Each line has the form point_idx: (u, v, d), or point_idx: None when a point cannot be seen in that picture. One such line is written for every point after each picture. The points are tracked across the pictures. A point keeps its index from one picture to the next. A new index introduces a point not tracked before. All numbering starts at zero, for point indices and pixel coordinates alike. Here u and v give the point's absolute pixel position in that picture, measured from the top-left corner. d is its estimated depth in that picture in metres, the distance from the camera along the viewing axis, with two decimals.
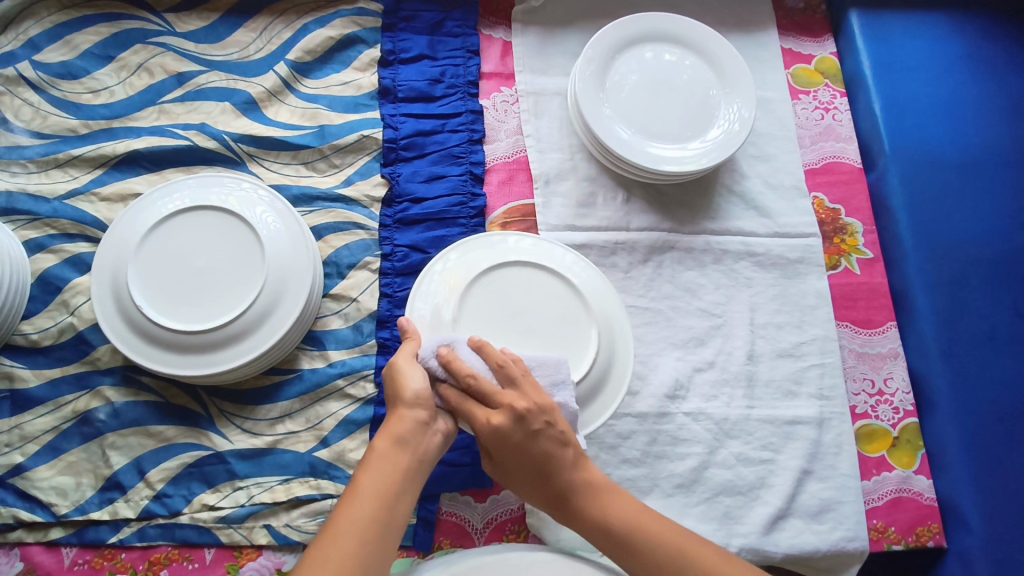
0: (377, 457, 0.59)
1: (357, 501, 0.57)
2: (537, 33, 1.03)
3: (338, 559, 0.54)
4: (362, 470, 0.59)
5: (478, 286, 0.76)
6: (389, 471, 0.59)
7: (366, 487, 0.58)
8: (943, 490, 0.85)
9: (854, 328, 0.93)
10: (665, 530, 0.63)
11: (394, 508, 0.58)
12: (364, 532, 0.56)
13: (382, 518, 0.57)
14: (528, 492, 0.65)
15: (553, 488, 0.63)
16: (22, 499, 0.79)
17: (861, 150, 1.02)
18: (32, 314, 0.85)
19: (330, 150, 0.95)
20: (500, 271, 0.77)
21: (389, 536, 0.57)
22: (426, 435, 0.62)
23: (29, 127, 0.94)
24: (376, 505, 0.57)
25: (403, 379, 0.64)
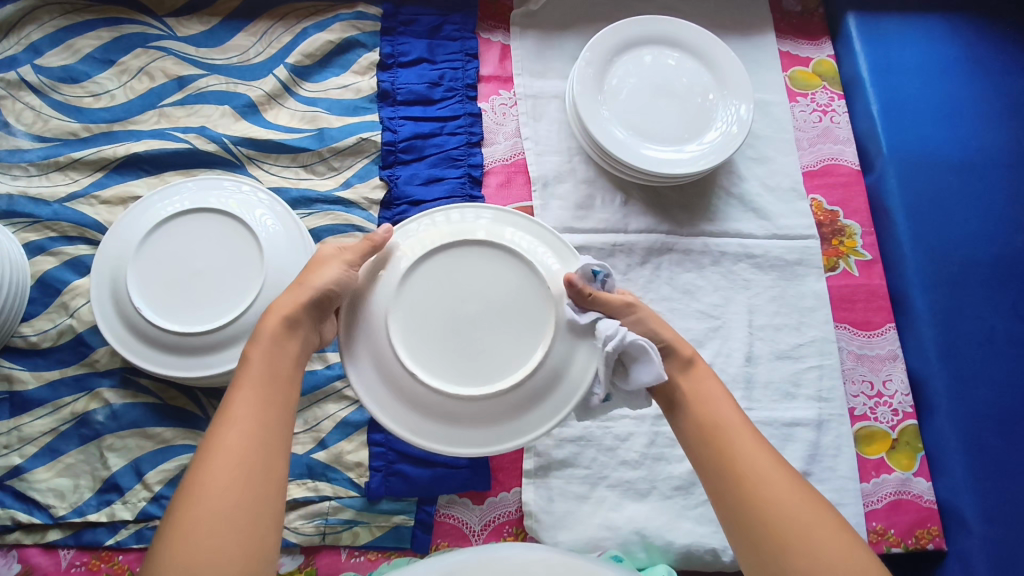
0: (263, 340, 0.61)
1: (248, 385, 0.57)
2: (535, 37, 1.04)
3: (238, 445, 0.53)
4: (247, 357, 0.60)
5: (430, 275, 0.67)
6: (277, 353, 0.61)
7: (250, 376, 0.58)
8: (943, 492, 0.84)
9: (852, 330, 0.93)
10: (764, 448, 0.58)
11: (286, 374, 0.61)
12: (259, 414, 0.56)
13: (274, 396, 0.58)
14: (672, 339, 0.66)
15: (706, 369, 0.66)
16: (21, 501, 0.79)
17: (858, 153, 1.03)
18: (31, 316, 0.86)
19: (330, 152, 0.95)
20: (443, 264, 0.67)
21: (284, 413, 0.58)
22: (312, 323, 0.65)
23: (30, 130, 0.94)
24: (263, 386, 0.58)
25: (314, 271, 0.65)
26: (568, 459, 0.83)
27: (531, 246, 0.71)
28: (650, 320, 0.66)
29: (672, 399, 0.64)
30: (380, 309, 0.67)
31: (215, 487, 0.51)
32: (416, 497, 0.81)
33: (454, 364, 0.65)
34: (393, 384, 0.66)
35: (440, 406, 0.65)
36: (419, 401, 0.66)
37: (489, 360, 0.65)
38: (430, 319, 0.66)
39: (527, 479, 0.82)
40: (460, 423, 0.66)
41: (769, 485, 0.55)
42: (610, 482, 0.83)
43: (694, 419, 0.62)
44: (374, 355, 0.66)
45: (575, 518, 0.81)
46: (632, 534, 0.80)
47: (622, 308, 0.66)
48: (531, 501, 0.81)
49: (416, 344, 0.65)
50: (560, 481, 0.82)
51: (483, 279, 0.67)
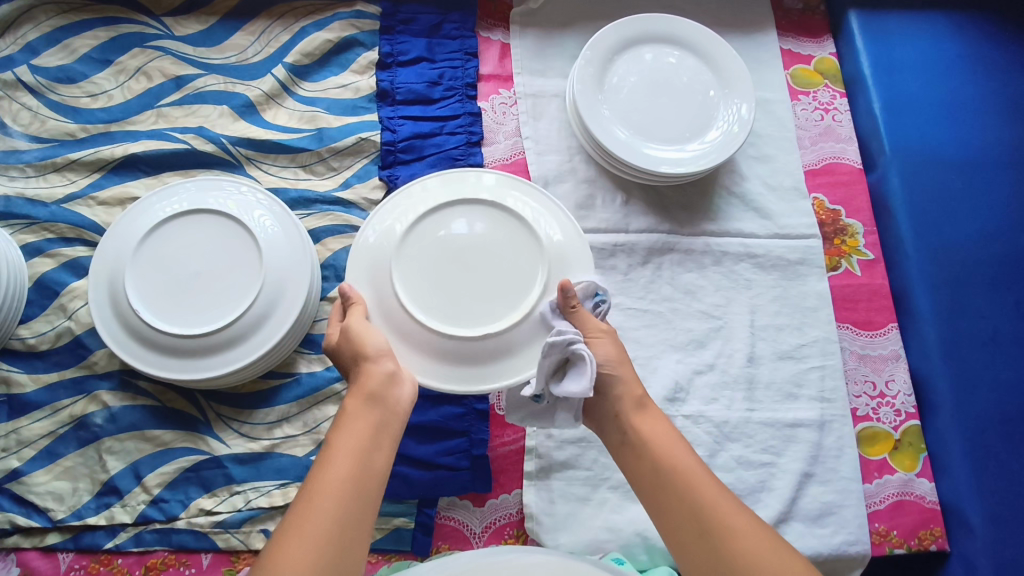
0: (353, 415, 0.59)
1: (336, 463, 0.56)
2: (535, 35, 1.03)
3: (320, 527, 0.52)
4: (337, 431, 0.58)
5: (437, 220, 0.73)
6: (363, 427, 0.59)
7: (338, 451, 0.56)
8: (946, 493, 0.84)
9: (854, 330, 0.93)
10: (725, 495, 0.57)
11: (375, 450, 0.58)
12: (342, 497, 0.54)
13: (362, 476, 0.56)
14: (624, 372, 0.65)
15: (658, 411, 0.65)
16: (20, 505, 0.79)
17: (861, 151, 1.02)
18: (29, 318, 0.85)
19: (329, 152, 0.95)
20: (452, 213, 0.73)
21: (369, 495, 0.56)
22: (395, 390, 0.63)
23: (27, 131, 0.94)
24: (350, 464, 0.56)
25: (365, 337, 0.65)
26: (569, 461, 0.83)
27: (531, 208, 0.75)
28: (613, 351, 0.65)
29: (628, 446, 0.63)
30: (385, 254, 0.72)
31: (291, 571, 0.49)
32: (416, 499, 0.80)
33: (445, 300, 0.70)
34: (389, 315, 0.70)
35: (428, 338, 0.69)
36: (413, 338, 0.70)
37: (483, 305, 0.70)
38: (432, 257, 0.71)
39: (528, 480, 0.82)
40: (442, 359, 0.69)
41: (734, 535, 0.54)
42: (612, 484, 0.82)
43: (652, 468, 0.60)
44: (376, 292, 0.71)
45: (576, 520, 0.81)
46: (634, 536, 0.80)
47: (596, 334, 0.65)
48: (532, 503, 0.81)
49: (414, 279, 0.70)
50: (561, 483, 0.82)
51: (481, 231, 0.72)
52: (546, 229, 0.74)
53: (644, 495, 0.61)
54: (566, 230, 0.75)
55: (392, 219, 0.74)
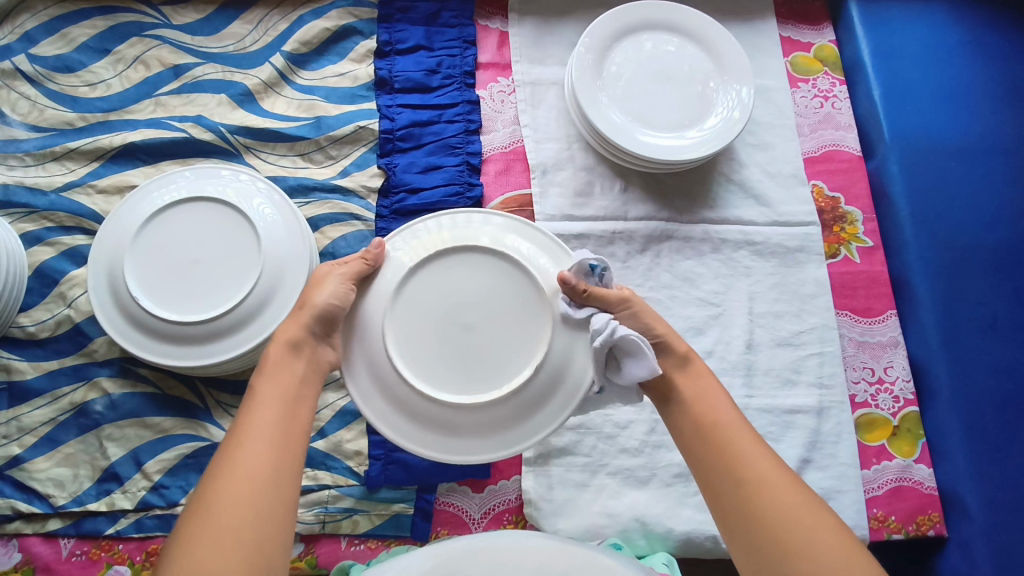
0: (273, 367, 0.61)
1: (263, 406, 0.58)
2: (533, 23, 1.03)
3: (249, 462, 0.53)
4: (259, 382, 0.60)
5: (424, 281, 0.67)
6: (286, 377, 0.61)
7: (264, 398, 0.58)
8: (944, 478, 0.84)
9: (853, 317, 0.93)
10: (762, 450, 0.57)
11: (296, 398, 0.60)
12: (270, 434, 0.56)
13: (283, 419, 0.58)
14: (664, 333, 0.65)
15: (704, 366, 0.65)
16: (21, 491, 0.79)
17: (861, 139, 1.02)
18: (29, 307, 0.86)
19: (327, 141, 0.95)
20: (438, 268, 0.67)
21: (292, 437, 0.57)
22: (322, 344, 0.65)
23: (26, 120, 0.94)
24: (278, 407, 0.58)
25: (317, 289, 0.65)
26: (567, 447, 0.83)
27: (519, 244, 0.70)
28: (646, 315, 0.66)
29: (670, 400, 0.64)
30: (376, 327, 0.66)
31: (224, 504, 0.50)
32: (416, 486, 0.81)
33: (449, 367, 0.65)
34: (390, 394, 0.66)
35: (438, 413, 0.65)
36: (420, 414, 0.66)
37: (495, 363, 0.65)
38: (425, 323, 0.66)
39: (526, 467, 0.82)
40: (456, 432, 0.66)
41: (765, 489, 0.54)
42: (610, 470, 0.82)
43: (692, 422, 0.61)
44: (373, 375, 0.66)
45: (575, 506, 0.81)
46: (633, 522, 0.80)
47: (620, 304, 0.65)
48: (531, 489, 0.81)
49: (410, 350, 0.65)
50: (559, 469, 0.82)
51: (472, 285, 0.67)
52: (538, 265, 0.69)
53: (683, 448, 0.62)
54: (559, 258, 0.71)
55: (373, 284, 0.68)
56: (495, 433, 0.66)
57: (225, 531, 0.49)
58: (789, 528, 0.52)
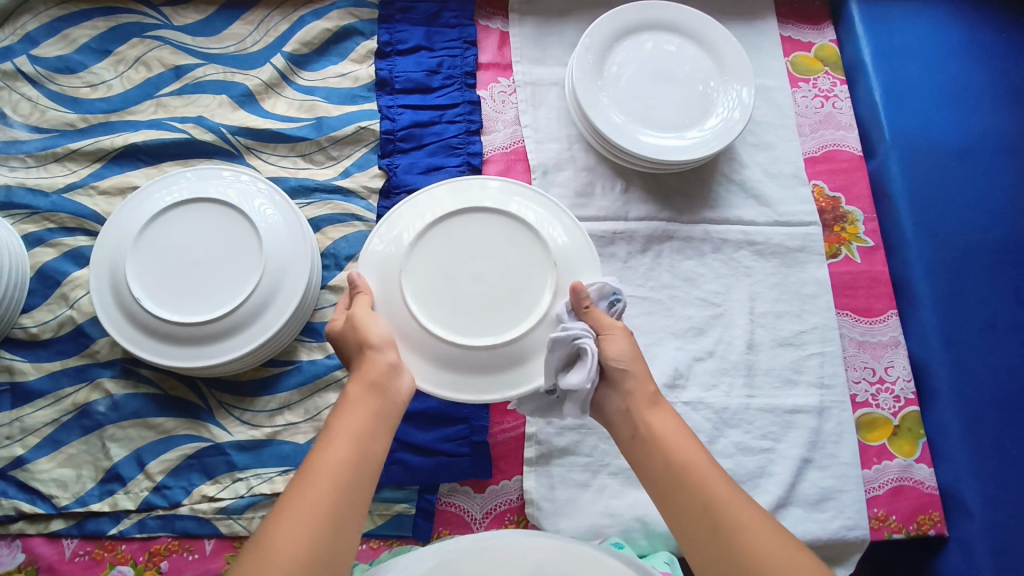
0: (350, 401, 0.61)
1: (336, 445, 0.57)
2: (534, 23, 1.03)
3: (315, 506, 0.52)
4: (335, 415, 0.60)
5: (436, 235, 0.73)
6: (362, 411, 0.60)
7: (338, 436, 0.57)
8: (945, 478, 0.84)
9: (854, 317, 0.93)
10: (739, 495, 0.56)
11: (371, 438, 0.59)
12: (339, 479, 0.54)
13: (358, 458, 0.56)
14: (635, 367, 0.64)
15: (670, 408, 0.64)
16: (24, 491, 0.79)
17: (861, 138, 1.02)
18: (32, 308, 0.86)
19: (328, 141, 0.95)
20: (448, 224, 0.73)
21: (363, 481, 0.56)
22: (395, 379, 0.64)
23: (27, 121, 0.94)
24: (350, 448, 0.57)
25: (367, 327, 0.66)
26: (569, 447, 0.83)
27: (523, 204, 0.76)
28: (626, 344, 0.65)
29: (638, 440, 0.62)
30: (392, 279, 0.71)
31: (285, 549, 0.50)
32: (417, 486, 0.81)
33: (458, 311, 0.70)
34: (403, 334, 0.70)
35: (448, 353, 0.69)
36: (431, 354, 0.70)
37: (506, 308, 0.70)
38: (437, 273, 0.71)
39: (528, 467, 0.82)
40: (465, 370, 0.70)
41: (750, 536, 0.53)
42: (612, 470, 0.83)
43: (664, 467, 0.59)
44: (388, 317, 0.70)
45: (576, 506, 0.81)
46: (634, 522, 0.80)
47: (610, 329, 0.65)
48: (532, 489, 0.81)
49: (423, 295, 0.70)
50: (561, 469, 0.82)
51: (481, 239, 0.73)
52: (543, 223, 0.75)
53: (656, 496, 0.60)
54: (562, 221, 0.76)
55: (388, 238, 0.74)
56: (502, 372, 0.70)
57: None
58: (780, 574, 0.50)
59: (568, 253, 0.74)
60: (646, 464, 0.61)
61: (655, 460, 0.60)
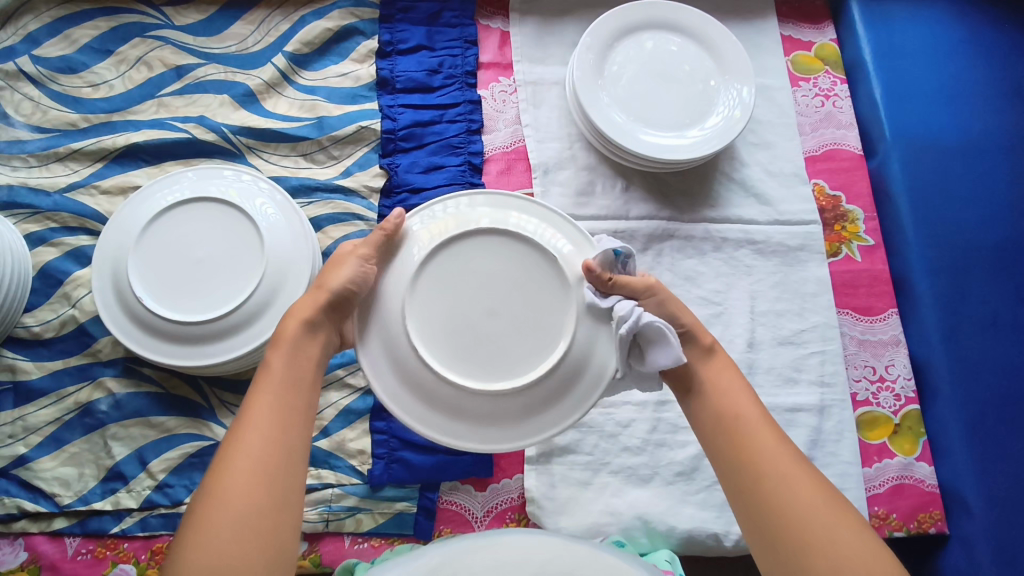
0: (284, 345, 0.61)
1: (269, 388, 0.58)
2: (535, 23, 1.03)
3: (257, 446, 0.53)
4: (269, 360, 0.60)
5: (436, 271, 0.67)
6: (297, 357, 0.61)
7: (264, 383, 0.58)
8: (946, 476, 0.84)
9: (854, 315, 0.93)
10: (786, 445, 0.57)
11: (307, 381, 0.61)
12: (274, 419, 0.56)
13: (294, 400, 0.58)
14: (691, 325, 0.66)
15: (727, 360, 0.66)
16: (26, 490, 0.80)
17: (862, 137, 1.02)
18: (34, 307, 0.86)
19: (329, 141, 0.95)
20: (448, 256, 0.67)
21: (303, 420, 0.58)
22: (320, 330, 0.65)
23: (29, 121, 0.94)
24: (278, 391, 0.58)
25: (335, 270, 0.66)
26: (569, 446, 0.83)
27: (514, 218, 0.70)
28: (671, 304, 0.66)
29: (695, 387, 0.64)
30: (396, 327, 0.66)
31: (235, 490, 0.51)
32: (419, 484, 0.81)
33: (474, 356, 0.66)
34: (418, 386, 0.66)
35: (470, 404, 0.66)
36: (450, 405, 0.66)
37: (527, 340, 0.66)
38: (444, 315, 0.66)
39: (529, 465, 0.82)
40: (489, 420, 0.67)
41: (790, 483, 0.54)
42: (612, 468, 0.83)
43: (717, 411, 0.61)
44: (399, 370, 0.66)
45: (577, 504, 0.81)
46: (634, 520, 0.80)
47: (645, 292, 0.66)
48: (533, 488, 0.81)
49: (432, 342, 0.66)
50: (562, 467, 0.82)
51: (485, 270, 0.67)
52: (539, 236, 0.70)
53: (705, 439, 0.62)
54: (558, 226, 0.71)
55: (387, 281, 0.68)
56: (529, 418, 0.67)
57: (236, 519, 0.49)
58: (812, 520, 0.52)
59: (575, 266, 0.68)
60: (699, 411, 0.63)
61: (709, 405, 0.62)
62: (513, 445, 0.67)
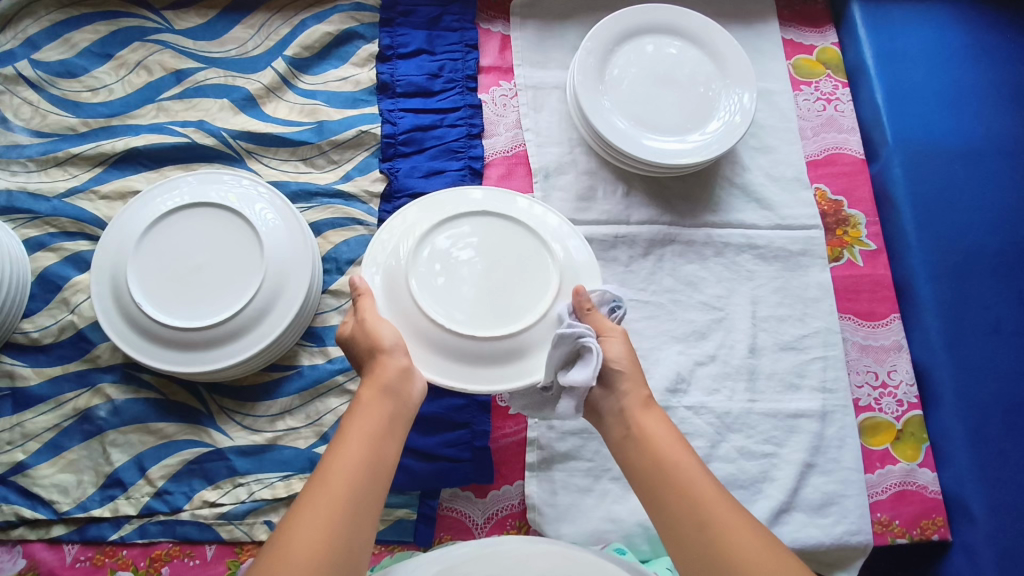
0: (363, 403, 0.60)
1: (347, 447, 0.56)
2: (536, 26, 1.03)
3: (334, 503, 0.52)
4: (350, 416, 0.59)
5: (440, 236, 0.74)
6: (376, 414, 0.59)
7: (352, 434, 0.57)
8: (948, 483, 0.84)
9: (856, 320, 0.92)
10: (724, 496, 0.55)
11: (386, 442, 0.58)
12: (356, 480, 0.54)
13: (372, 463, 0.56)
14: (631, 370, 0.63)
15: (661, 410, 0.63)
16: (25, 497, 0.79)
17: (863, 141, 1.01)
18: (33, 313, 0.86)
19: (329, 145, 0.95)
20: (450, 224, 0.75)
21: (377, 485, 0.55)
22: (408, 384, 0.63)
23: (28, 126, 0.94)
24: (366, 447, 0.56)
25: (376, 330, 0.66)
26: (571, 452, 0.83)
27: (500, 197, 0.79)
28: (624, 350, 0.64)
29: (630, 440, 0.61)
30: (399, 278, 0.72)
31: (308, 547, 0.50)
32: (419, 491, 0.81)
33: (468, 308, 0.71)
34: (416, 331, 0.70)
35: (463, 347, 0.70)
36: (444, 349, 0.70)
37: (517, 295, 0.72)
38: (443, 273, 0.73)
39: (530, 472, 0.82)
40: (480, 362, 0.70)
41: (731, 540, 0.52)
42: (614, 475, 0.82)
43: (651, 470, 0.58)
44: (399, 316, 0.71)
45: (578, 511, 0.81)
46: (636, 527, 0.80)
47: (609, 332, 0.65)
48: (534, 494, 0.81)
49: (431, 293, 0.71)
50: (563, 474, 0.82)
51: (483, 238, 0.75)
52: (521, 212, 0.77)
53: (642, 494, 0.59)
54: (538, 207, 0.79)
55: (392, 242, 0.75)
56: (517, 362, 0.70)
57: None
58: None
59: (560, 238, 0.76)
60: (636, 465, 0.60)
61: (646, 462, 0.59)
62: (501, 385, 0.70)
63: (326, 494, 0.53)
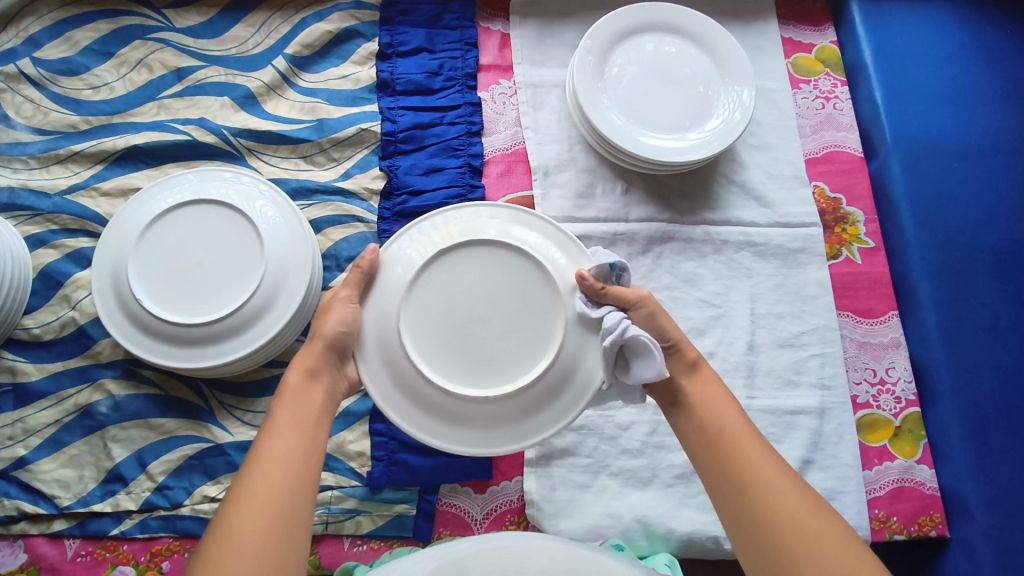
0: (290, 393, 0.63)
1: (277, 432, 0.59)
2: (536, 25, 1.03)
3: (270, 476, 0.55)
4: (278, 405, 0.62)
5: (427, 283, 0.67)
6: (304, 401, 0.62)
7: (284, 420, 0.60)
8: (946, 479, 0.84)
9: (855, 318, 0.93)
10: (767, 450, 0.58)
11: (314, 424, 0.61)
12: (290, 456, 0.57)
13: (304, 442, 0.59)
14: (676, 338, 0.66)
15: (711, 373, 0.66)
16: (26, 492, 0.80)
17: (862, 139, 1.02)
18: (34, 309, 0.86)
19: (330, 143, 0.95)
20: (436, 266, 0.68)
21: (311, 459, 0.58)
22: (337, 372, 0.67)
23: (30, 123, 0.94)
24: (296, 430, 0.60)
25: (323, 318, 0.67)
26: (569, 448, 0.83)
27: (483, 220, 0.72)
28: (660, 317, 0.66)
29: (677, 403, 0.65)
30: (391, 339, 0.67)
31: (242, 518, 0.52)
32: (418, 486, 0.81)
33: (468, 362, 0.65)
34: (418, 398, 0.66)
35: (470, 409, 0.66)
36: (452, 413, 0.66)
37: (521, 341, 0.66)
38: (437, 324, 0.66)
39: (528, 467, 0.82)
40: (489, 423, 0.66)
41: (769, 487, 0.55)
42: (612, 471, 0.83)
43: (698, 427, 0.62)
44: (399, 382, 0.66)
45: (577, 507, 0.81)
46: (634, 522, 0.80)
47: (636, 303, 0.66)
48: (533, 490, 0.81)
49: (427, 352, 0.66)
50: (562, 470, 0.82)
51: (474, 277, 0.67)
52: (509, 234, 0.71)
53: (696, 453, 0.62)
54: (525, 220, 0.73)
55: (379, 296, 0.68)
56: (529, 418, 0.66)
57: (244, 556, 0.50)
58: (799, 531, 0.52)
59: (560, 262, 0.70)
60: (684, 425, 0.63)
61: (691, 420, 0.63)
62: (517, 445, 0.67)
63: (256, 472, 0.55)
